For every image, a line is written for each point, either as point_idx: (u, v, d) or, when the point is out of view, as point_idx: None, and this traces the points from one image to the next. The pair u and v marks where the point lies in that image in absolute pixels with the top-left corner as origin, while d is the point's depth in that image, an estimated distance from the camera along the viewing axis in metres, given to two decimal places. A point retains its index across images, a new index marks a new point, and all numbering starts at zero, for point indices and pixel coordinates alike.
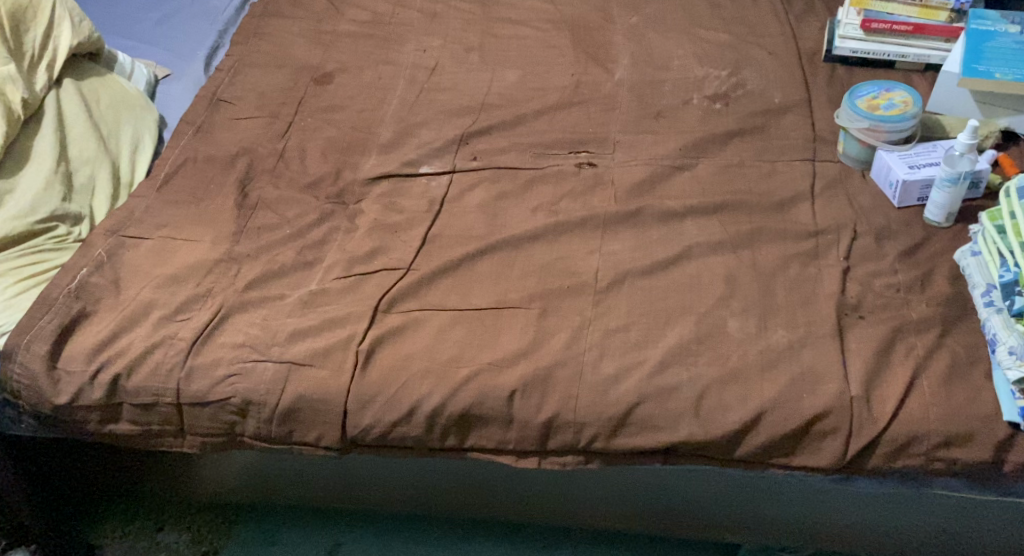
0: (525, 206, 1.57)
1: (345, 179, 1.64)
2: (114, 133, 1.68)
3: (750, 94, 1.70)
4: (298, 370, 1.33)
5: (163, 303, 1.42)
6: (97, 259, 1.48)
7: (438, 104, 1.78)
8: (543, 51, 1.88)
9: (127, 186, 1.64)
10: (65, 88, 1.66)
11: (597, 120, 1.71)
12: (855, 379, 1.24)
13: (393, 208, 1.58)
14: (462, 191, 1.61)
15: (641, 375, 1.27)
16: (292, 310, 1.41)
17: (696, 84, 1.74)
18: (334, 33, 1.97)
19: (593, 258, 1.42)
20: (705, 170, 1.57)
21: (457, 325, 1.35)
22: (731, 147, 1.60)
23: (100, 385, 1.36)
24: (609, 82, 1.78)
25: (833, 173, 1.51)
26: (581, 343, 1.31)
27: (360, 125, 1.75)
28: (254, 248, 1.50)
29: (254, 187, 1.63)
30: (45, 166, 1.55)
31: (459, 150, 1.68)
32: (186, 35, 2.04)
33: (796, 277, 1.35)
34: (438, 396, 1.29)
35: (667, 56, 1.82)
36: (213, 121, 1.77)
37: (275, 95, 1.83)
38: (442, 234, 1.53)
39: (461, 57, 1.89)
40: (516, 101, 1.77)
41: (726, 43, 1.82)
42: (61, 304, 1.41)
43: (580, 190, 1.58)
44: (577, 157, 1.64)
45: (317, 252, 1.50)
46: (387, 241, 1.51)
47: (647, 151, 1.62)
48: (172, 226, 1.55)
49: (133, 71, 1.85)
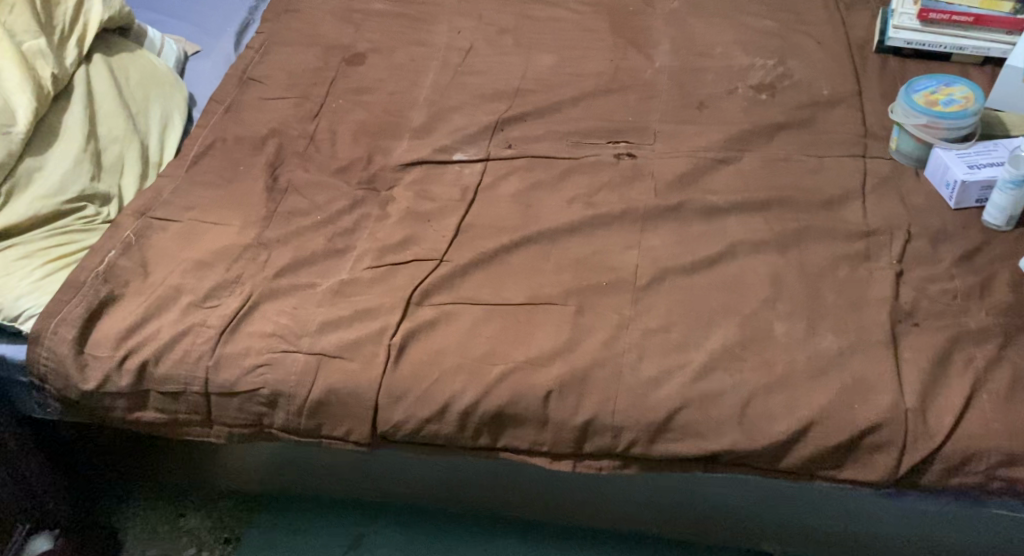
0: (560, 196, 1.53)
1: (377, 165, 1.62)
2: (143, 111, 1.65)
3: (796, 84, 1.65)
4: (329, 362, 1.29)
5: (192, 289, 1.38)
6: (125, 241, 1.44)
7: (471, 88, 1.75)
8: (580, 35, 1.84)
9: (156, 165, 1.62)
10: (95, 63, 1.63)
11: (636, 107, 1.66)
12: (910, 390, 1.19)
13: (425, 195, 1.56)
14: (496, 179, 1.58)
15: (684, 379, 1.22)
16: (322, 299, 1.37)
17: (739, 74, 1.69)
18: (366, 12, 1.94)
19: (630, 253, 1.39)
20: (751, 163, 1.51)
21: (491, 320, 1.31)
22: (777, 141, 1.55)
23: (127, 371, 1.31)
24: (649, 69, 1.73)
25: (886, 170, 1.45)
26: (620, 343, 1.26)
27: (391, 109, 1.73)
28: (284, 234, 1.49)
29: (285, 170, 1.61)
30: (76, 142, 1.51)
31: (493, 137, 1.65)
32: (216, 10, 2.01)
33: (846, 280, 1.30)
34: (472, 393, 1.25)
35: (709, 43, 1.76)
36: (243, 101, 1.76)
37: (305, 75, 1.80)
38: (476, 224, 1.50)
39: (496, 40, 1.85)
40: (551, 87, 1.73)
41: (770, 30, 1.77)
42: (88, 287, 1.36)
43: (618, 181, 1.53)
44: (616, 147, 1.60)
45: (347, 240, 1.48)
46: (420, 231, 1.49)
47: (688, 142, 1.57)
48: (201, 208, 1.53)
49: (163, 47, 1.82)
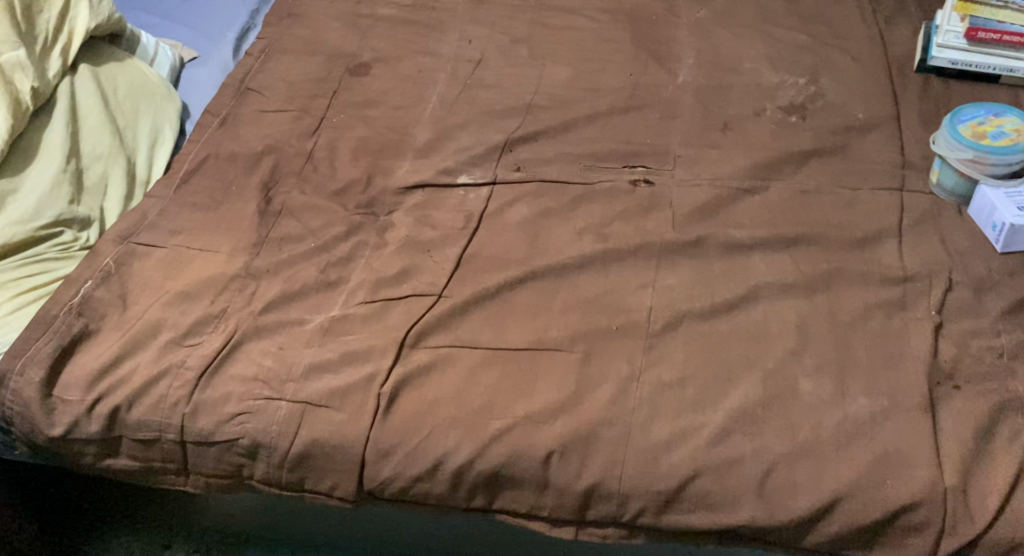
0: (571, 226, 1.42)
1: (377, 187, 1.52)
2: (131, 125, 1.56)
3: (830, 106, 1.53)
4: (313, 412, 1.19)
5: (172, 325, 1.29)
6: (103, 270, 1.35)
7: (480, 103, 1.65)
8: (598, 46, 1.72)
9: (143, 184, 1.53)
10: (80, 75, 1.53)
11: (656, 128, 1.55)
12: (949, 466, 1.08)
13: (426, 221, 1.46)
14: (503, 205, 1.47)
15: (699, 443, 1.12)
16: (311, 338, 1.27)
17: (768, 92, 1.57)
18: (373, 18, 1.83)
19: (644, 293, 1.28)
20: (778, 195, 1.40)
21: (489, 368, 1.21)
22: (807, 169, 1.43)
23: (97, 416, 1.21)
24: (671, 85, 1.62)
25: (925, 207, 1.34)
26: (630, 399, 1.16)
27: (395, 125, 1.63)
28: (273, 263, 1.39)
29: (279, 192, 1.52)
30: (54, 162, 1.42)
31: (501, 158, 1.55)
32: (216, 13, 1.91)
33: (879, 333, 1.19)
34: (466, 451, 1.15)
35: (737, 57, 1.65)
36: (239, 113, 1.66)
37: (306, 85, 1.70)
38: (478, 256, 1.40)
39: (508, 50, 1.74)
40: (565, 103, 1.62)
41: (803, 45, 1.64)
42: (60, 323, 1.27)
43: (634, 211, 1.42)
44: (632, 173, 1.49)
45: (341, 270, 1.38)
46: (418, 262, 1.39)
47: (711, 168, 1.46)
48: (188, 233, 1.44)
49: (157, 54, 1.72)
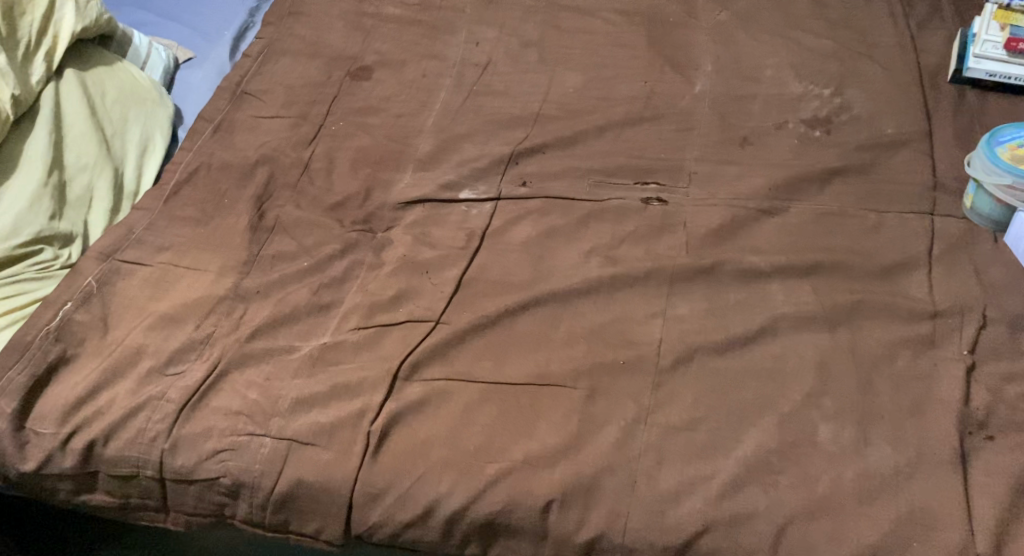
0: (577, 248, 1.35)
1: (375, 201, 1.45)
2: (120, 133, 1.48)
3: (855, 120, 1.44)
4: (299, 449, 1.13)
5: (154, 351, 1.22)
6: (84, 290, 1.29)
7: (486, 111, 1.57)
8: (612, 52, 1.64)
9: (131, 196, 1.46)
10: (66, 80, 1.46)
11: (671, 141, 1.47)
12: (980, 526, 1.01)
13: (425, 240, 1.38)
14: (507, 223, 1.40)
15: (708, 495, 1.05)
16: (300, 368, 1.20)
17: (790, 104, 1.49)
18: (377, 17, 1.75)
19: (654, 324, 1.21)
20: (799, 217, 1.32)
21: (486, 405, 1.14)
22: (829, 190, 1.35)
23: (72, 451, 1.15)
24: (687, 94, 1.54)
25: (957, 234, 1.26)
26: (636, 443, 1.09)
27: (397, 134, 1.55)
28: (264, 283, 1.32)
29: (273, 205, 1.44)
30: (35, 175, 1.35)
31: (507, 172, 1.47)
32: (214, 11, 1.84)
33: (904, 374, 1.12)
34: (461, 497, 1.08)
35: (758, 66, 1.56)
36: (234, 119, 1.59)
37: (305, 89, 1.63)
38: (479, 278, 1.33)
39: (518, 54, 1.66)
40: (576, 113, 1.54)
41: (828, 53, 1.56)
42: (35, 349, 1.21)
43: (645, 232, 1.35)
44: (644, 191, 1.41)
45: (335, 292, 1.31)
46: (416, 284, 1.32)
47: (728, 187, 1.38)
48: (175, 249, 1.37)
49: (150, 55, 1.65)
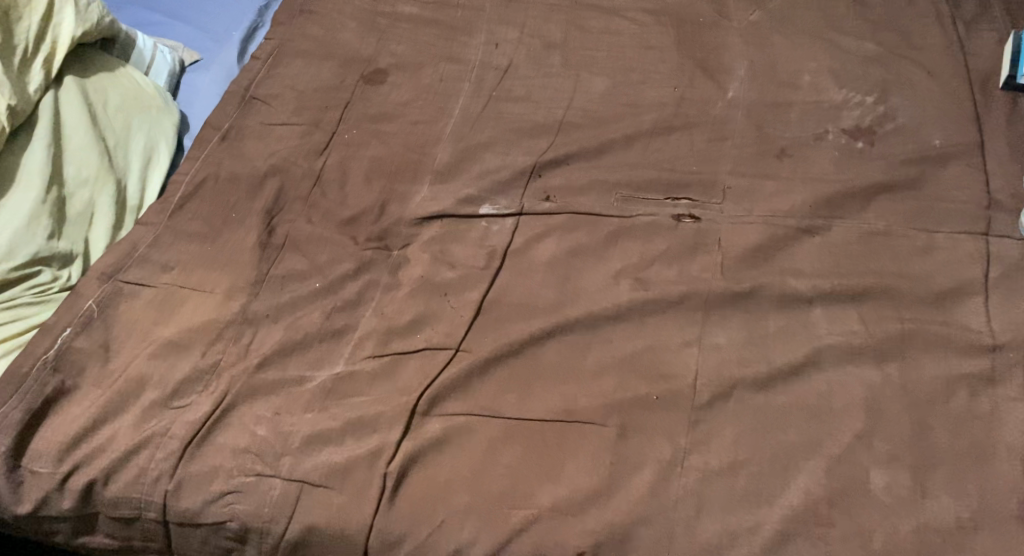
0: (605, 268, 1.27)
1: (391, 216, 1.37)
2: (122, 143, 1.41)
3: (901, 130, 1.36)
4: (310, 492, 1.07)
5: (157, 382, 1.15)
6: (84, 315, 1.22)
7: (508, 118, 1.49)
8: (640, 54, 1.55)
9: (134, 209, 1.38)
10: (65, 88, 1.38)
11: (703, 152, 1.39)
12: None
13: (444, 259, 1.31)
14: (530, 241, 1.32)
15: (754, 547, 1.00)
16: (311, 401, 1.13)
17: (830, 113, 1.40)
18: (393, 16, 1.66)
19: (688, 353, 1.13)
20: (842, 237, 1.24)
21: (510, 443, 1.08)
22: (873, 208, 1.27)
23: (70, 492, 1.09)
24: (720, 101, 1.45)
25: (1015, 258, 1.18)
26: (672, 489, 1.03)
27: (413, 142, 1.47)
28: (274, 307, 1.25)
29: (283, 220, 1.37)
30: (32, 192, 1.28)
31: (529, 185, 1.39)
32: (222, 10, 1.76)
33: (960, 416, 1.05)
34: (484, 546, 1.03)
35: (795, 70, 1.48)
36: (243, 126, 1.51)
37: (317, 94, 1.55)
38: (502, 301, 1.25)
39: (540, 57, 1.57)
40: (602, 120, 1.46)
41: (870, 57, 1.47)
42: (32, 381, 1.14)
43: (677, 252, 1.27)
44: (675, 207, 1.33)
45: (349, 316, 1.24)
46: (434, 308, 1.24)
47: (766, 203, 1.30)
48: (181, 268, 1.29)
49: (154, 59, 1.58)
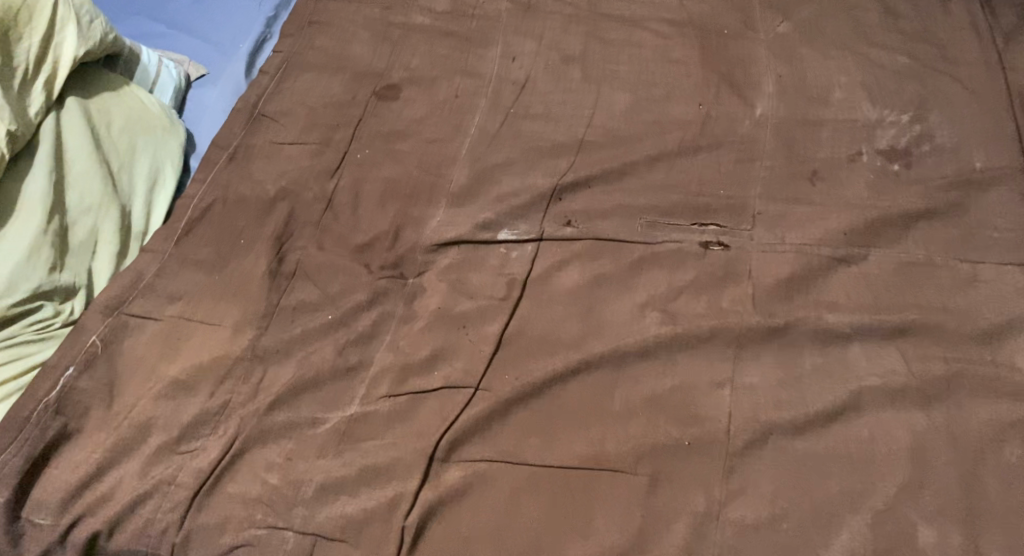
0: (630, 298, 1.22)
1: (406, 242, 1.32)
2: (127, 166, 1.34)
3: (939, 151, 1.30)
4: (325, 545, 1.05)
5: (164, 425, 1.12)
6: (87, 352, 1.17)
7: (526, 136, 1.43)
8: (662, 68, 1.49)
9: (140, 236, 1.33)
10: (68, 109, 1.32)
11: (731, 174, 1.33)
12: None
13: (461, 288, 1.25)
14: (551, 268, 1.26)
15: None
16: (325, 445, 1.10)
17: (863, 132, 1.34)
18: (406, 28, 1.59)
19: (720, 394, 1.09)
20: (880, 268, 1.19)
21: (534, 493, 1.05)
22: (912, 236, 1.21)
23: (72, 545, 1.07)
24: (747, 119, 1.39)
25: None
26: (707, 544, 1.01)
27: (428, 162, 1.41)
28: (284, 341, 1.20)
29: (294, 247, 1.31)
30: (33, 222, 1.22)
31: (549, 209, 1.33)
32: (230, 20, 1.70)
33: (1014, 466, 1.01)
34: None
35: (825, 85, 1.41)
36: (251, 146, 1.45)
37: (328, 111, 1.49)
38: (522, 334, 1.20)
39: (559, 71, 1.51)
40: (624, 139, 1.40)
41: (904, 71, 1.41)
42: (33, 426, 1.11)
43: (706, 282, 1.21)
44: (703, 233, 1.27)
45: (363, 351, 1.19)
46: (452, 342, 1.19)
47: (799, 230, 1.24)
48: (188, 298, 1.24)
49: (159, 75, 1.52)
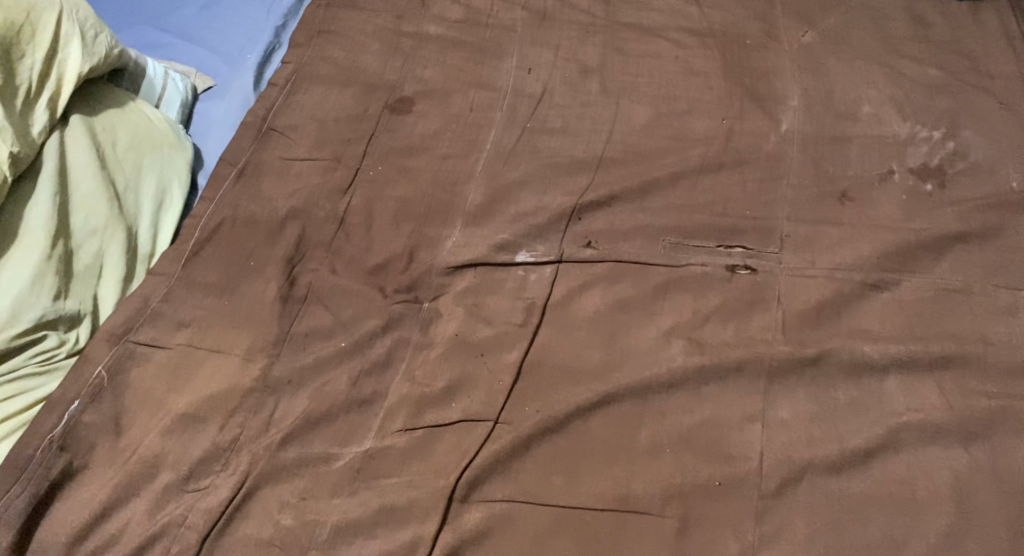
0: (654, 325, 1.17)
1: (422, 264, 1.26)
2: (133, 186, 1.30)
3: (973, 170, 1.26)
4: None
5: (173, 462, 1.10)
6: (93, 385, 1.14)
7: (544, 153, 1.36)
8: (684, 80, 1.41)
9: (145, 258, 1.28)
10: (72, 128, 1.27)
11: (758, 193, 1.27)
12: None
13: (479, 313, 1.21)
14: (572, 291, 1.22)
15: None
16: (339, 483, 1.08)
17: (894, 149, 1.29)
18: (417, 37, 1.51)
19: (752, 429, 1.08)
20: (914, 294, 1.15)
21: (560, 534, 1.04)
22: (947, 261, 1.18)
23: None
24: (773, 135, 1.32)
25: None
26: None
27: (443, 180, 1.34)
28: (296, 371, 1.16)
29: (305, 269, 1.26)
30: (37, 248, 1.18)
31: (569, 229, 1.28)
32: (237, 30, 1.65)
33: None
34: None
35: (854, 98, 1.35)
36: (260, 162, 1.38)
37: (339, 126, 1.42)
38: (543, 363, 1.15)
39: (576, 84, 1.43)
40: (645, 156, 1.34)
41: (936, 84, 1.35)
42: (37, 464, 1.08)
43: (734, 308, 1.17)
44: (729, 256, 1.22)
45: (378, 381, 1.15)
46: (471, 371, 1.15)
47: (829, 254, 1.20)
48: (197, 325, 1.20)
49: (165, 89, 1.48)
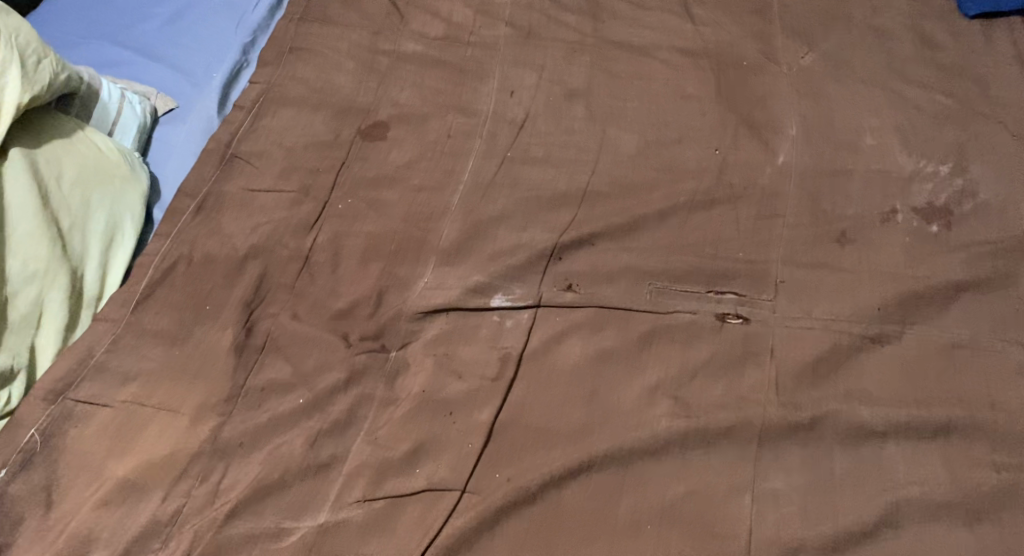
0: (638, 382, 1.08)
1: (389, 308, 1.16)
2: (79, 224, 1.19)
3: (983, 210, 1.16)
4: None
5: (109, 538, 1.02)
6: (23, 451, 1.06)
7: (524, 184, 1.26)
8: (675, 106, 1.31)
9: (90, 303, 1.19)
10: (11, 162, 1.16)
11: (752, 232, 1.17)
12: None
13: (450, 366, 1.11)
14: (550, 340, 1.12)
15: None
16: None
17: (898, 185, 1.19)
18: (393, 55, 1.40)
19: (738, 503, 1.00)
20: (917, 350, 1.07)
21: None
22: (954, 314, 1.09)
23: None
24: (769, 168, 1.23)
25: None
26: None
27: (415, 214, 1.24)
28: (249, 432, 1.07)
29: (264, 314, 1.16)
30: None
31: (549, 271, 1.18)
32: (202, 45, 1.55)
33: None
34: None
35: (858, 127, 1.25)
36: (222, 193, 1.28)
37: (306, 153, 1.31)
38: (516, 423, 1.06)
39: (561, 109, 1.32)
40: (633, 189, 1.24)
41: (946, 113, 1.25)
42: None
43: (724, 363, 1.08)
44: (719, 303, 1.13)
45: (337, 443, 1.06)
46: (438, 433, 1.06)
47: (827, 303, 1.11)
48: (142, 379, 1.11)
49: (121, 113, 1.38)
